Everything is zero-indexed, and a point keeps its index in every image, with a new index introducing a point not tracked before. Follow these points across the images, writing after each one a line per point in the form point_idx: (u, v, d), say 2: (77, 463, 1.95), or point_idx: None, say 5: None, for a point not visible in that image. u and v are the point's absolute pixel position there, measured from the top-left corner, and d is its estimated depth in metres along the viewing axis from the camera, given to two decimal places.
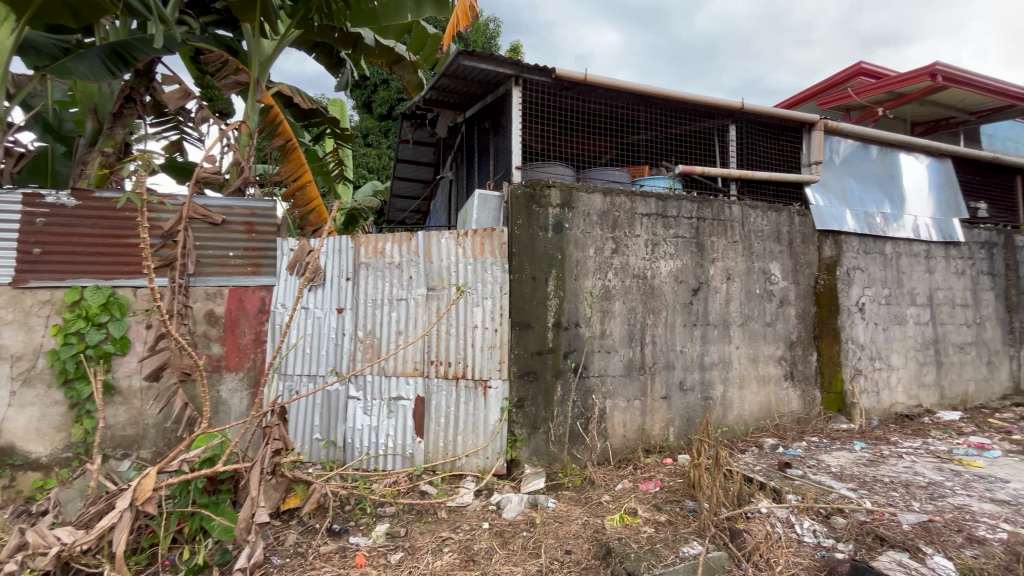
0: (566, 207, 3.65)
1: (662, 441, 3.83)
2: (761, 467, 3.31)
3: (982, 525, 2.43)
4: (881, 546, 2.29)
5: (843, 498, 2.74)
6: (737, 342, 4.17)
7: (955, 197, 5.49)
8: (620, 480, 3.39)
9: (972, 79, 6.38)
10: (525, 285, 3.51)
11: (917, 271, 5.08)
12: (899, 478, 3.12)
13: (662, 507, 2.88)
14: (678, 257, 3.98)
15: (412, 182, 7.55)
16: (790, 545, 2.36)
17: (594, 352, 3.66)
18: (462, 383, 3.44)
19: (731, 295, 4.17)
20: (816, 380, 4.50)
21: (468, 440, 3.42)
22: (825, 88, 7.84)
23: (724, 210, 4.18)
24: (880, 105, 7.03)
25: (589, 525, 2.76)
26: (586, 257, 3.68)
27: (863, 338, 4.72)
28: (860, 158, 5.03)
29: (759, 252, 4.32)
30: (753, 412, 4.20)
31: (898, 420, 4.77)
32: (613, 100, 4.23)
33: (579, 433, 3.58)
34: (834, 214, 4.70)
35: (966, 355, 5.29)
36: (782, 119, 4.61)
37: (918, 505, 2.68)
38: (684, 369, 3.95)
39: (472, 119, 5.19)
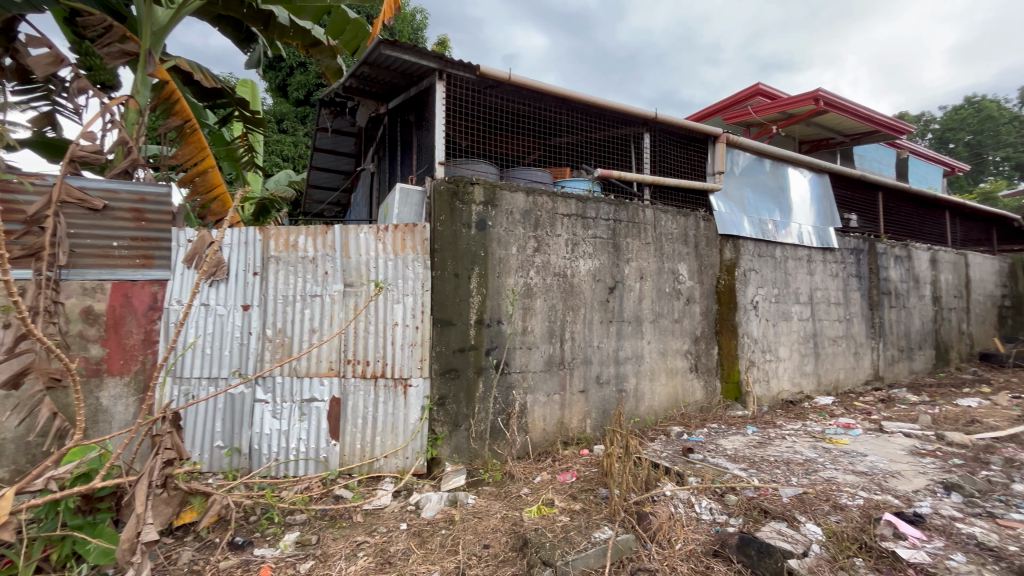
0: (489, 205, 3.66)
1: (580, 434, 3.99)
2: (667, 453, 3.57)
3: (845, 494, 2.80)
4: (765, 518, 2.55)
5: (735, 477, 3.03)
6: (648, 338, 4.44)
7: (831, 209, 6.24)
8: (538, 473, 3.47)
9: (847, 106, 7.30)
10: (448, 282, 3.48)
11: (801, 273, 5.73)
12: (782, 457, 3.51)
13: (578, 496, 3.00)
14: (596, 257, 4.16)
15: (331, 174, 7.19)
16: (690, 523, 2.57)
17: (516, 348, 3.72)
18: (381, 383, 3.35)
19: (644, 294, 4.43)
20: (717, 371, 4.92)
21: (387, 440, 3.33)
22: (728, 105, 8.57)
23: (639, 213, 4.43)
24: (774, 123, 7.81)
25: (508, 519, 2.80)
26: (508, 255, 3.73)
27: (756, 333, 5.23)
28: (756, 170, 5.56)
29: (669, 253, 4.63)
30: (662, 403, 4.50)
31: (783, 405, 5.34)
32: (537, 101, 4.33)
33: (500, 428, 3.62)
34: (734, 220, 5.15)
35: (838, 347, 6.06)
36: (690, 130, 4.97)
37: (796, 479, 3.04)
38: (600, 364, 4.14)
39: (396, 111, 5.06)
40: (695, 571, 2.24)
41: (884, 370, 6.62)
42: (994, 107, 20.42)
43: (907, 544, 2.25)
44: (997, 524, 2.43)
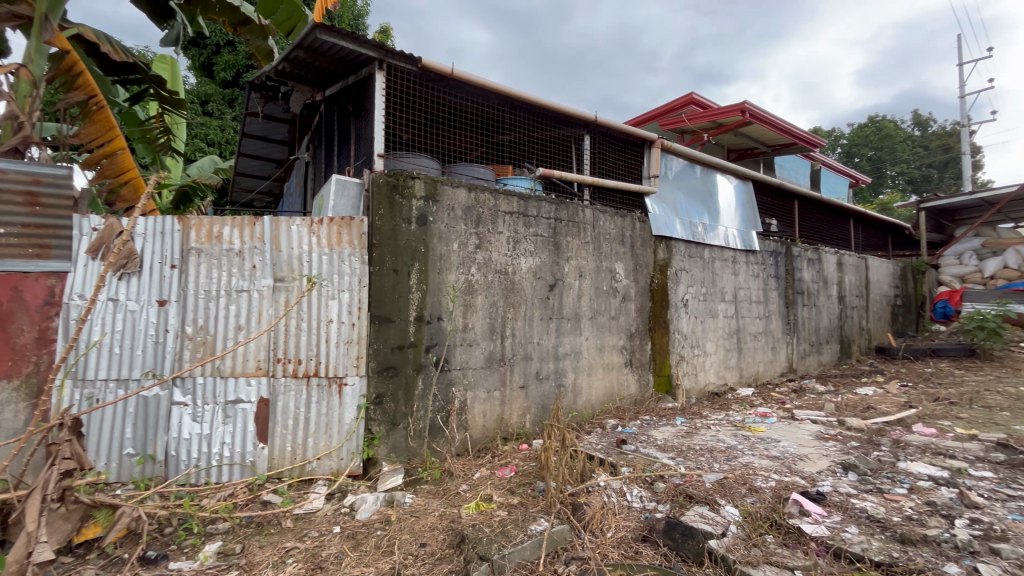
0: (430, 200, 3.61)
1: (519, 429, 4.04)
2: (602, 445, 3.71)
3: (759, 477, 3.03)
4: (689, 503, 2.71)
5: (664, 466, 3.20)
6: (586, 334, 4.57)
7: (754, 214, 6.71)
8: (477, 469, 3.48)
9: (769, 118, 7.87)
10: (386, 278, 3.40)
11: (726, 273, 6.12)
12: (707, 445, 3.75)
13: (516, 491, 3.04)
14: (537, 255, 4.22)
15: (263, 161, 6.80)
16: (622, 511, 2.68)
17: (456, 345, 3.70)
18: (314, 382, 3.21)
19: (583, 292, 4.56)
20: (650, 365, 5.16)
21: (320, 441, 3.21)
22: (664, 111, 8.97)
23: (579, 213, 4.54)
24: (705, 132, 8.27)
25: (446, 516, 2.79)
26: (450, 251, 3.69)
27: (686, 329, 5.53)
28: (688, 175, 5.86)
29: (607, 252, 4.79)
30: (598, 397, 4.66)
31: (709, 397, 5.69)
32: (480, 98, 4.33)
33: (439, 426, 3.59)
34: (667, 222, 5.42)
35: (758, 342, 6.54)
36: (628, 134, 5.16)
37: (718, 465, 3.26)
38: (540, 360, 4.21)
39: (333, 99, 4.86)
40: (625, 556, 2.34)
41: (797, 362, 7.23)
42: (891, 127, 22.83)
43: (810, 520, 2.48)
44: (884, 498, 2.73)
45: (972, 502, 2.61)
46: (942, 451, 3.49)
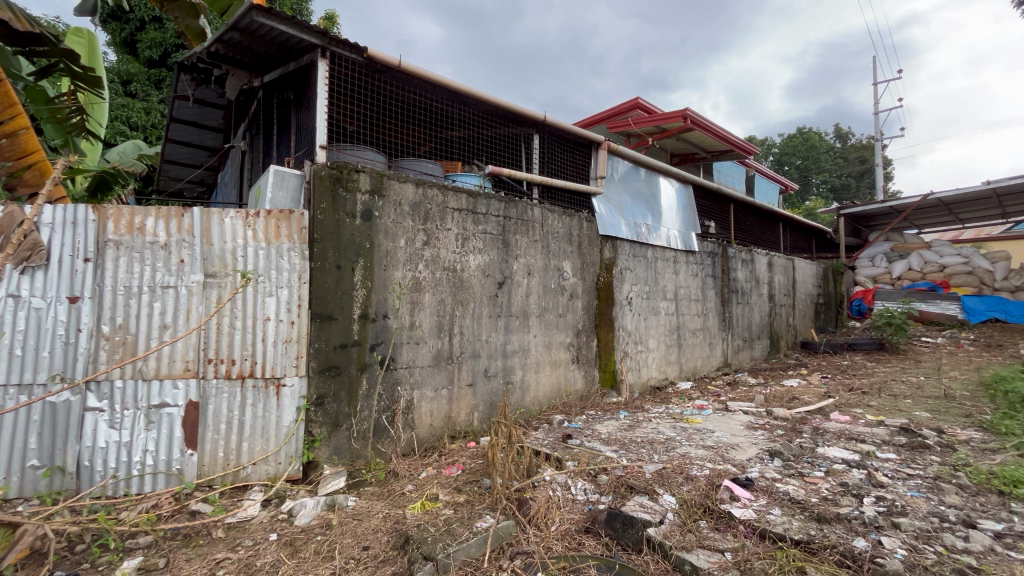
0: (376, 194, 3.52)
1: (467, 426, 4.02)
2: (549, 440, 3.77)
3: (695, 466, 3.20)
4: (630, 494, 2.81)
5: (607, 458, 3.30)
6: (534, 332, 4.62)
7: (693, 216, 7.04)
8: (423, 468, 3.44)
9: (708, 125, 8.27)
10: (329, 274, 3.28)
11: (668, 273, 6.39)
12: (648, 437, 3.90)
13: (462, 489, 3.03)
14: (485, 253, 4.21)
15: (193, 148, 6.36)
16: (566, 504, 2.74)
17: (403, 343, 3.63)
18: (249, 383, 3.05)
19: (531, 289, 4.60)
20: (596, 361, 5.30)
21: (256, 445, 3.05)
22: (611, 115, 9.22)
23: (527, 211, 4.58)
24: (650, 136, 8.57)
25: (390, 517, 2.74)
26: (396, 247, 3.61)
27: (630, 326, 5.72)
28: (632, 177, 6.05)
29: (555, 251, 4.86)
30: (546, 393, 4.73)
31: (652, 391, 5.93)
32: (428, 92, 4.26)
33: (383, 426, 3.51)
34: (612, 222, 5.57)
35: (697, 338, 6.88)
36: (576, 135, 5.25)
37: (657, 456, 3.41)
38: (488, 358, 4.21)
39: (272, 86, 4.62)
40: (569, 548, 2.39)
41: (732, 357, 7.67)
42: (816, 139, 24.67)
43: (739, 504, 2.64)
44: (804, 481, 2.96)
45: (878, 481, 2.88)
46: (854, 436, 3.82)
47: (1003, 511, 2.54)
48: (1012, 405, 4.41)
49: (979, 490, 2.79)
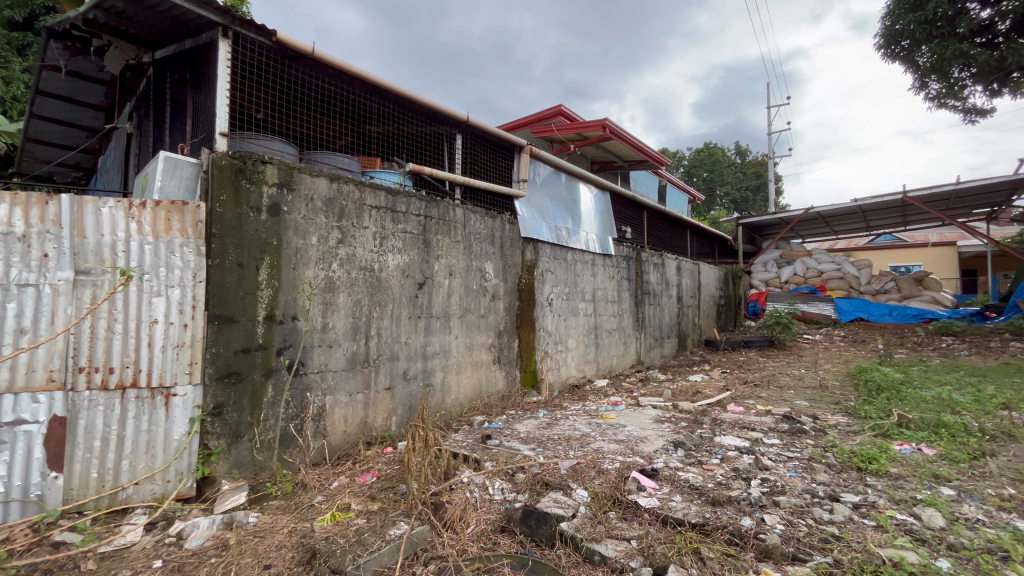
0: (285, 188, 3.30)
1: (384, 432, 3.90)
2: (468, 442, 3.77)
3: (607, 460, 3.35)
4: (545, 490, 2.88)
5: (524, 457, 3.36)
6: (455, 333, 4.59)
7: (610, 221, 7.38)
8: (335, 478, 3.28)
9: (625, 135, 8.71)
10: (229, 273, 3.03)
11: (587, 275, 6.65)
12: (565, 434, 4.03)
13: (376, 496, 2.93)
14: (405, 252, 4.11)
15: (67, 127, 5.58)
16: (483, 505, 2.75)
17: (314, 346, 3.44)
18: (132, 394, 2.72)
19: (452, 290, 4.57)
20: (517, 362, 5.38)
21: (139, 463, 2.73)
22: (536, 120, 9.43)
23: (449, 211, 4.54)
24: (571, 143, 8.85)
25: (296, 532, 2.57)
26: (308, 245, 3.41)
27: (550, 326, 5.87)
28: (553, 182, 6.21)
29: (477, 252, 4.86)
30: (466, 394, 4.72)
31: (570, 389, 6.13)
32: (346, 83, 4.06)
33: (291, 435, 3.30)
34: (534, 225, 5.68)
35: (613, 337, 7.23)
36: (498, 137, 5.28)
37: (572, 452, 3.53)
38: (407, 360, 4.11)
39: (166, 63, 4.17)
40: (484, 548, 2.39)
41: (644, 355, 8.14)
42: (720, 154, 26.95)
43: (645, 493, 2.80)
44: (702, 468, 3.21)
45: (763, 465, 3.20)
46: (746, 425, 4.22)
47: (860, 484, 2.93)
48: (870, 392, 5.12)
49: (843, 468, 3.20)
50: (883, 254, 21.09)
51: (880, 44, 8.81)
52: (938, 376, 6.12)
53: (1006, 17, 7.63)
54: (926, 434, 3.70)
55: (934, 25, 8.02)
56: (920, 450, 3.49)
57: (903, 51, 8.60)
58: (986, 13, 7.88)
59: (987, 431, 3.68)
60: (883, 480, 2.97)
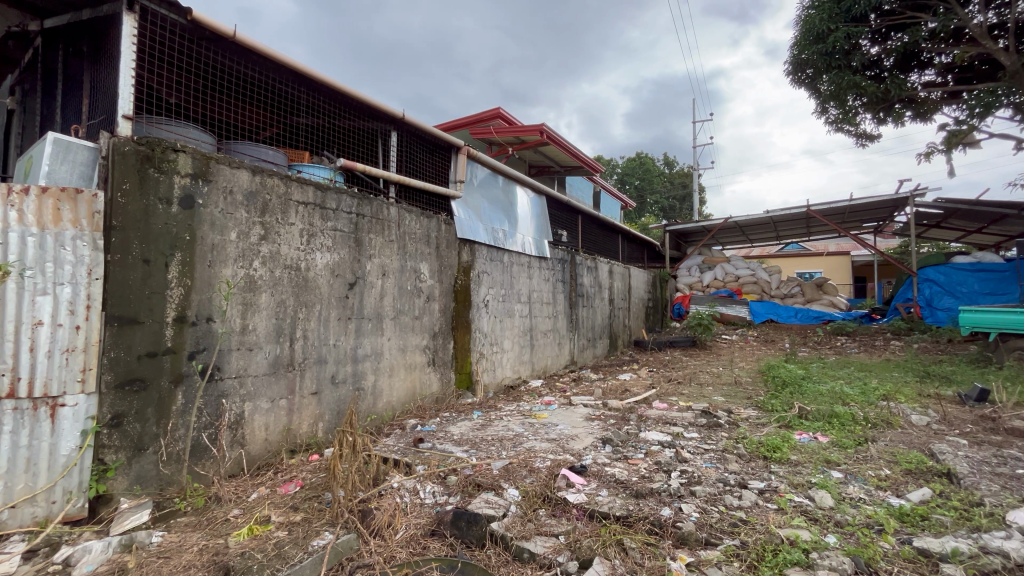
0: (199, 179, 3.06)
1: (309, 438, 3.72)
2: (400, 446, 3.70)
3: (539, 458, 3.42)
4: (477, 491, 2.88)
5: (457, 459, 3.36)
6: (388, 334, 4.48)
7: (545, 225, 7.52)
8: (254, 489, 3.08)
9: (561, 141, 8.90)
10: (133, 270, 2.75)
11: (523, 277, 6.74)
12: (499, 435, 4.06)
13: (299, 506, 2.79)
14: (335, 251, 3.95)
15: None
16: (413, 509, 2.71)
17: (232, 350, 3.21)
18: (8, 405, 2.40)
19: (385, 291, 4.45)
20: (451, 363, 5.35)
21: (16, 484, 2.40)
22: (474, 121, 9.43)
23: (382, 210, 4.42)
24: (510, 146, 8.93)
25: (207, 550, 2.39)
26: (226, 242, 3.19)
27: (486, 327, 5.89)
28: (490, 183, 6.22)
29: (412, 252, 4.78)
30: (399, 397, 4.62)
31: (506, 390, 6.18)
32: (270, 70, 3.83)
33: (203, 445, 3.07)
34: (470, 226, 5.67)
35: (547, 338, 7.38)
36: (435, 136, 5.22)
37: (505, 452, 3.56)
38: (336, 363, 3.96)
39: (57, 34, 3.72)
40: (413, 553, 2.35)
41: (577, 355, 8.38)
42: (650, 163, 28.42)
43: (574, 489, 2.89)
44: (627, 463, 3.36)
45: (682, 457, 3.41)
46: (668, 421, 4.48)
47: (765, 471, 3.21)
48: (777, 386, 5.61)
49: (751, 457, 3.48)
50: (790, 261, 23.18)
51: (790, 70, 9.71)
52: (833, 371, 6.83)
53: (891, 55, 8.73)
54: (822, 424, 4.12)
55: (833, 58, 8.89)
56: (816, 439, 3.88)
57: (808, 79, 9.56)
58: (874, 49, 9.00)
59: (869, 419, 4.17)
60: (784, 467, 3.27)
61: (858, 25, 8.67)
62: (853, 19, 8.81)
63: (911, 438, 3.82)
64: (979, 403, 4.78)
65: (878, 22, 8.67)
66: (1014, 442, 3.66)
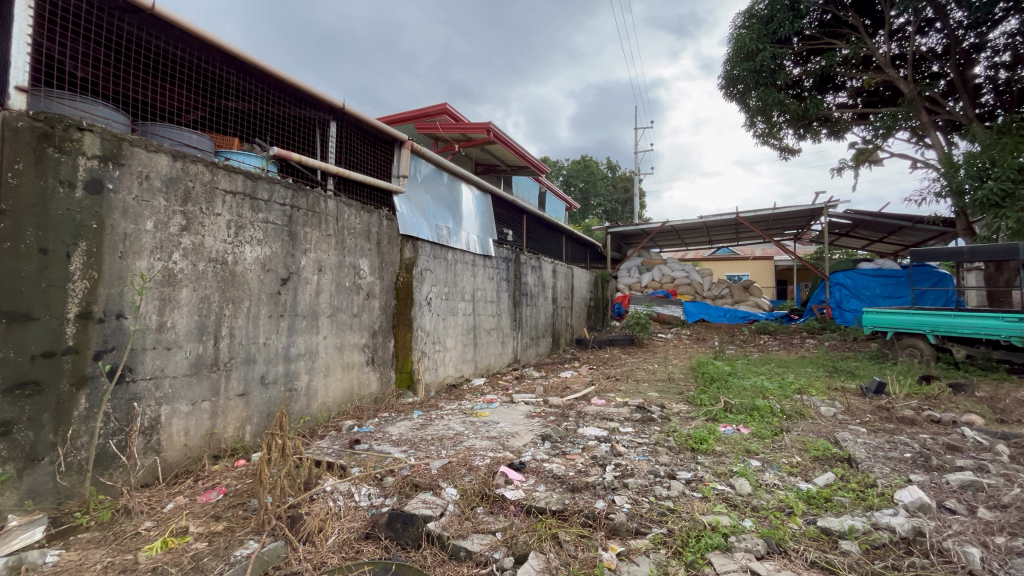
0: (110, 162, 2.79)
1: (235, 443, 3.50)
2: (334, 448, 3.57)
3: (479, 456, 3.43)
4: (415, 492, 2.83)
5: (395, 460, 3.30)
6: (324, 333, 4.31)
7: (490, 223, 7.52)
8: (171, 499, 2.86)
9: (508, 140, 8.92)
10: (27, 259, 2.46)
11: (467, 275, 6.70)
12: (440, 434, 4.01)
13: (222, 515, 2.63)
14: (266, 244, 3.75)
15: None
16: (347, 513, 2.63)
17: (146, 349, 2.96)
18: None
19: (322, 287, 4.28)
20: (392, 362, 5.24)
21: None
22: (420, 115, 9.25)
23: (319, 203, 4.24)
24: (456, 142, 8.85)
25: (113, 567, 2.18)
26: (141, 232, 2.93)
27: (428, 326, 5.80)
28: (435, 180, 6.13)
29: (350, 247, 4.62)
30: (336, 398, 4.46)
31: (448, 388, 6.13)
32: (195, 49, 3.56)
33: (110, 454, 2.80)
34: (413, 222, 5.56)
35: (491, 336, 7.39)
36: (377, 128, 5.07)
37: (444, 451, 3.53)
38: (266, 362, 3.75)
39: None
40: (345, 558, 2.28)
41: (520, 353, 8.46)
42: (594, 166, 29.20)
43: (511, 486, 2.91)
44: (565, 458, 3.44)
45: (617, 451, 3.54)
46: (605, 416, 4.64)
47: (692, 462, 3.40)
48: (706, 382, 5.97)
49: (680, 448, 3.68)
50: (721, 264, 24.65)
51: (723, 85, 10.33)
52: (756, 367, 7.35)
53: (810, 76, 9.53)
54: (744, 417, 4.41)
55: (761, 76, 9.53)
56: (738, 430, 4.15)
57: (739, 93, 10.21)
58: (796, 70, 9.77)
59: (785, 411, 4.51)
60: (710, 457, 3.48)
61: (782, 46, 9.35)
62: (778, 41, 9.49)
63: (820, 428, 4.19)
64: (877, 395, 5.32)
65: (800, 45, 9.42)
66: (904, 429, 4.11)
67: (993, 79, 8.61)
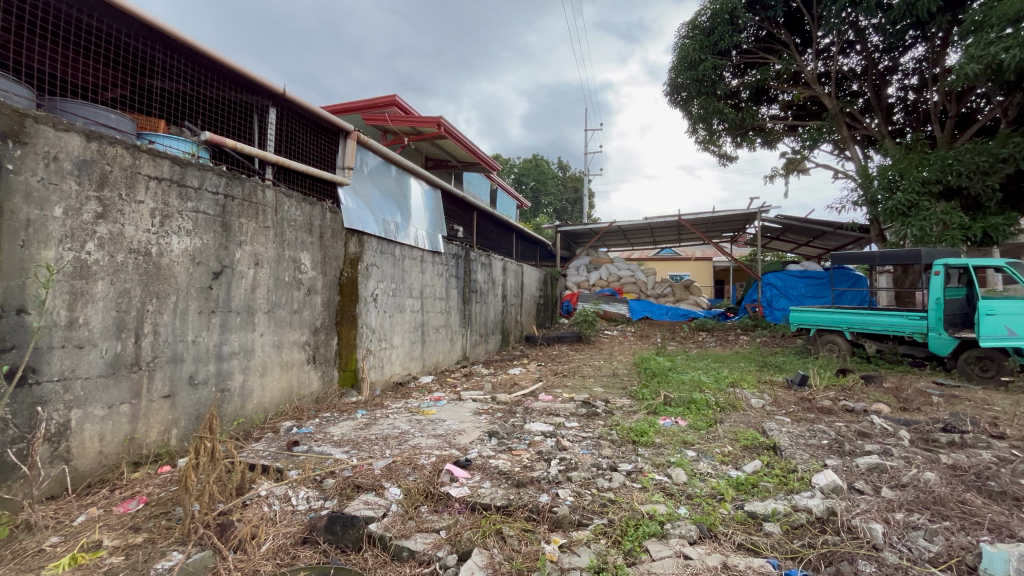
0: (9, 140, 2.50)
1: (159, 448, 3.25)
2: (270, 451, 3.41)
3: (425, 455, 3.38)
4: (356, 493, 2.76)
5: (336, 461, 3.20)
6: (261, 329, 4.10)
7: (439, 219, 7.42)
8: (83, 511, 2.62)
9: (459, 136, 8.82)
10: None
11: (414, 271, 6.58)
12: (384, 433, 3.92)
13: (142, 526, 2.44)
14: (196, 235, 3.50)
15: None
16: (283, 518, 2.52)
17: (54, 347, 2.69)
18: None
19: (258, 282, 4.06)
20: (335, 360, 5.06)
21: None
22: (368, 105, 8.96)
23: (256, 193, 4.01)
24: (405, 136, 8.64)
25: None
26: (48, 219, 2.65)
27: (374, 323, 5.65)
28: (382, 173, 5.96)
29: (291, 241, 4.41)
30: (273, 398, 4.25)
31: (394, 386, 6.01)
32: (115, 21, 3.25)
33: (9, 464, 2.52)
34: (359, 215, 5.38)
35: (439, 334, 7.30)
36: (320, 117, 4.88)
37: (389, 451, 3.46)
38: (196, 362, 3.51)
39: None
40: (280, 565, 2.18)
41: (469, 350, 8.43)
42: (545, 166, 29.53)
43: (457, 483, 2.90)
44: (511, 454, 3.47)
45: (562, 445, 3.61)
46: (552, 412, 4.71)
47: (633, 454, 3.52)
48: (648, 377, 6.21)
49: (622, 441, 3.80)
50: (664, 264, 25.69)
51: (667, 92, 10.76)
52: (694, 363, 7.72)
53: (746, 88, 10.12)
54: (682, 410, 4.63)
55: (702, 85, 9.98)
56: (676, 422, 4.34)
57: (682, 101, 10.67)
58: (734, 81, 10.35)
59: (719, 404, 4.78)
60: (649, 449, 3.62)
61: (722, 59, 9.86)
62: (719, 53, 9.98)
63: (749, 419, 4.47)
64: (801, 387, 5.75)
65: (738, 58, 10.00)
66: (823, 418, 4.46)
67: (903, 100, 9.52)
